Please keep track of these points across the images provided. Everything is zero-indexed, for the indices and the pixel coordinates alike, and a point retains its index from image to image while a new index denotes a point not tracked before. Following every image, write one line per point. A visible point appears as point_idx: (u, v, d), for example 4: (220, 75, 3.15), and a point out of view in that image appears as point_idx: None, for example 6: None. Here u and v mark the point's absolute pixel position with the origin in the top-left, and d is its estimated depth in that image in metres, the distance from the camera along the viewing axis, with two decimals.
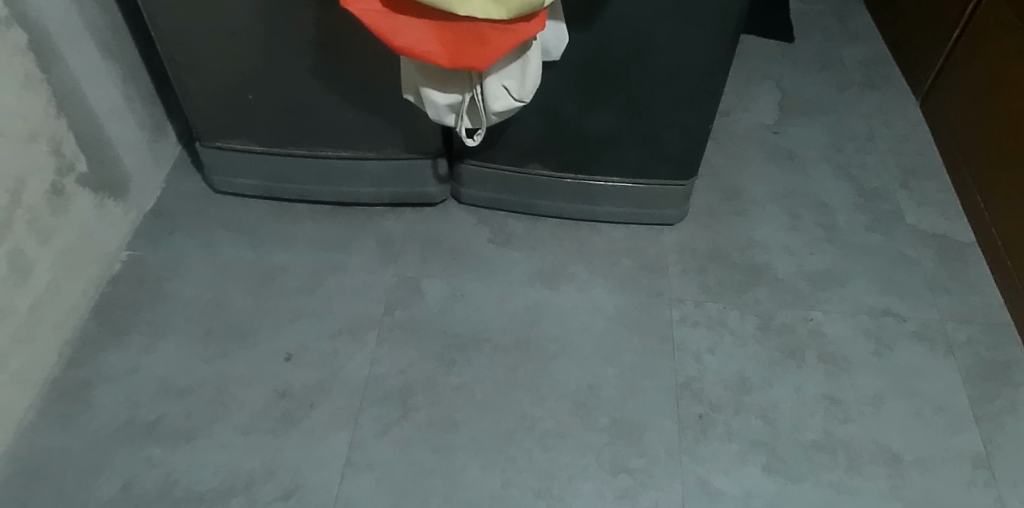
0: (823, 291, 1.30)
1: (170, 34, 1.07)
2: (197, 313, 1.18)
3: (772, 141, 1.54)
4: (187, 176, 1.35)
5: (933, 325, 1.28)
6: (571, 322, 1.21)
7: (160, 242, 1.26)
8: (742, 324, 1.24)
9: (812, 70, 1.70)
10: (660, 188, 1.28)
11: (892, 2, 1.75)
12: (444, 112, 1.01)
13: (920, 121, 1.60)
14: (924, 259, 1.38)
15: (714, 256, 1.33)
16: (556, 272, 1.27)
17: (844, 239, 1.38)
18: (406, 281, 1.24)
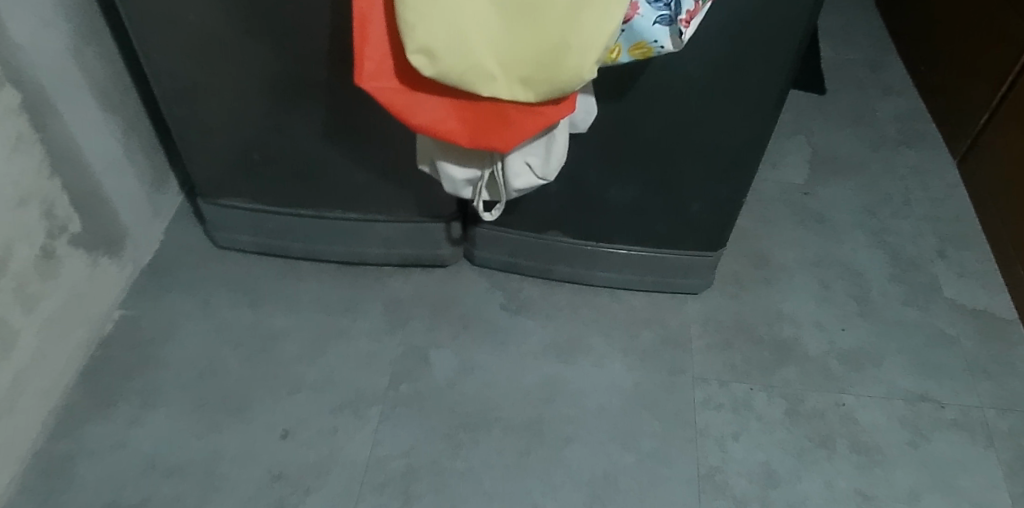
0: (856, 373, 1.22)
1: (174, 94, 1.02)
2: (192, 382, 1.11)
3: (802, 202, 1.46)
4: (188, 227, 1.29)
5: (973, 413, 1.20)
6: (587, 402, 1.14)
7: (156, 300, 1.20)
8: (769, 408, 1.16)
9: (843, 125, 1.62)
10: (685, 259, 1.20)
11: (929, 53, 1.68)
12: (461, 186, 0.96)
13: (957, 184, 1.52)
14: (963, 337, 1.29)
15: (741, 330, 1.25)
16: (572, 345, 1.20)
17: (878, 313, 1.30)
18: (413, 350, 1.17)
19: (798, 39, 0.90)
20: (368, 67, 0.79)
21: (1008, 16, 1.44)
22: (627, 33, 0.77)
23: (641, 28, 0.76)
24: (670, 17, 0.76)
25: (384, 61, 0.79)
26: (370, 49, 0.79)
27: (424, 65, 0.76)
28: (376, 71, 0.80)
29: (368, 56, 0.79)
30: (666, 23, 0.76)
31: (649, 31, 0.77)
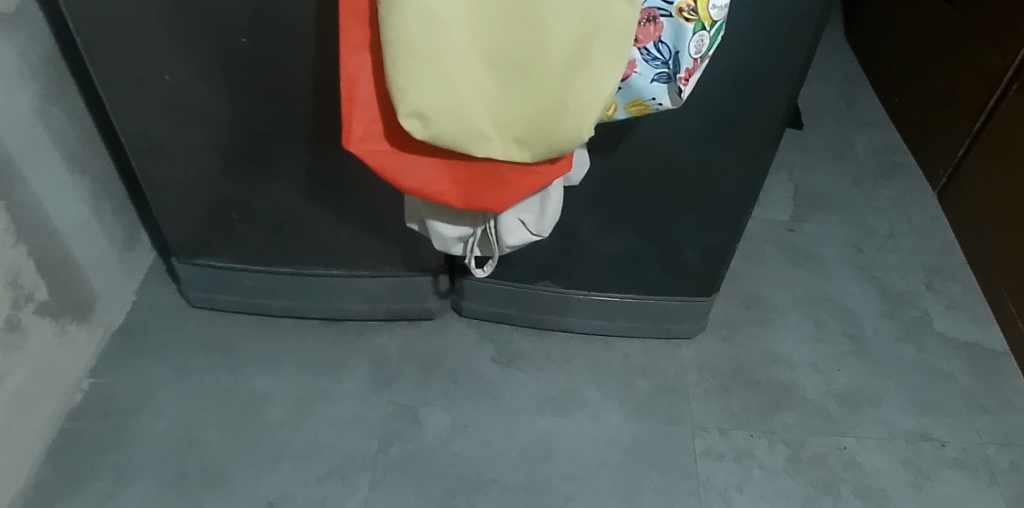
0: (854, 414, 1.20)
1: (148, 154, 0.98)
2: (169, 454, 1.05)
3: (789, 239, 1.45)
4: (162, 286, 1.24)
5: (974, 450, 1.17)
6: (585, 457, 1.10)
7: (129, 366, 1.14)
8: (771, 455, 1.14)
9: (823, 159, 1.63)
10: (679, 304, 1.18)
11: (900, 84, 1.69)
12: (451, 244, 0.95)
13: (939, 215, 1.52)
14: (958, 372, 1.27)
15: (737, 374, 1.23)
16: (566, 397, 1.16)
17: (872, 351, 1.29)
18: (402, 410, 1.12)
19: (790, 92, 0.91)
20: (355, 129, 0.79)
21: (980, 47, 1.43)
22: (624, 91, 0.80)
23: (638, 86, 0.80)
24: (668, 75, 0.79)
25: (373, 124, 0.80)
26: (359, 112, 0.79)
27: (416, 128, 0.76)
28: (364, 133, 0.80)
29: (356, 119, 0.79)
30: (664, 80, 0.79)
31: (647, 88, 0.80)
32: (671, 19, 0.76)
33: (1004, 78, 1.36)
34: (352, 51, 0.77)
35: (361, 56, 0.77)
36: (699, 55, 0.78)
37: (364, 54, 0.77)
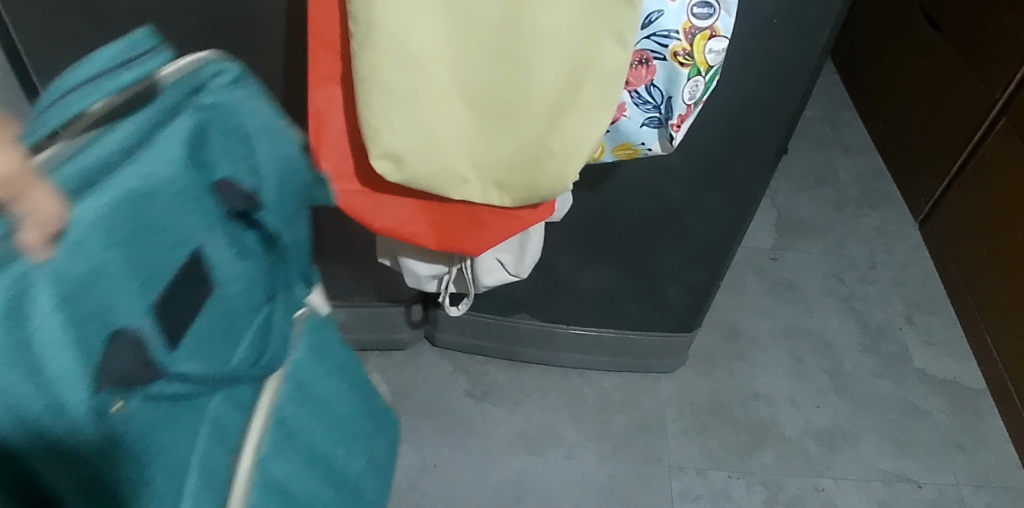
0: (833, 454, 1.17)
1: None
2: None
3: (770, 269, 1.43)
4: None
5: (951, 492, 1.14)
6: (559, 499, 1.06)
7: None
8: (749, 497, 1.11)
9: (806, 185, 1.61)
10: (659, 339, 1.15)
11: (885, 110, 1.68)
12: (426, 279, 0.91)
13: (920, 246, 1.51)
14: (937, 410, 1.24)
15: (716, 411, 1.20)
16: (542, 435, 1.13)
17: (852, 387, 1.26)
18: None
19: (781, 134, 0.88)
20: (324, 167, 0.75)
21: (969, 77, 1.41)
22: (612, 134, 0.77)
23: (627, 129, 0.76)
24: (659, 119, 0.75)
25: (343, 162, 0.75)
26: (328, 149, 0.74)
27: (389, 170, 0.71)
28: (334, 172, 0.75)
29: (326, 156, 0.74)
30: (654, 125, 0.76)
31: (636, 132, 0.77)
32: (665, 62, 0.72)
33: (992, 111, 1.34)
34: (322, 84, 0.71)
35: (331, 90, 0.71)
36: (692, 101, 0.74)
37: (335, 88, 0.71)
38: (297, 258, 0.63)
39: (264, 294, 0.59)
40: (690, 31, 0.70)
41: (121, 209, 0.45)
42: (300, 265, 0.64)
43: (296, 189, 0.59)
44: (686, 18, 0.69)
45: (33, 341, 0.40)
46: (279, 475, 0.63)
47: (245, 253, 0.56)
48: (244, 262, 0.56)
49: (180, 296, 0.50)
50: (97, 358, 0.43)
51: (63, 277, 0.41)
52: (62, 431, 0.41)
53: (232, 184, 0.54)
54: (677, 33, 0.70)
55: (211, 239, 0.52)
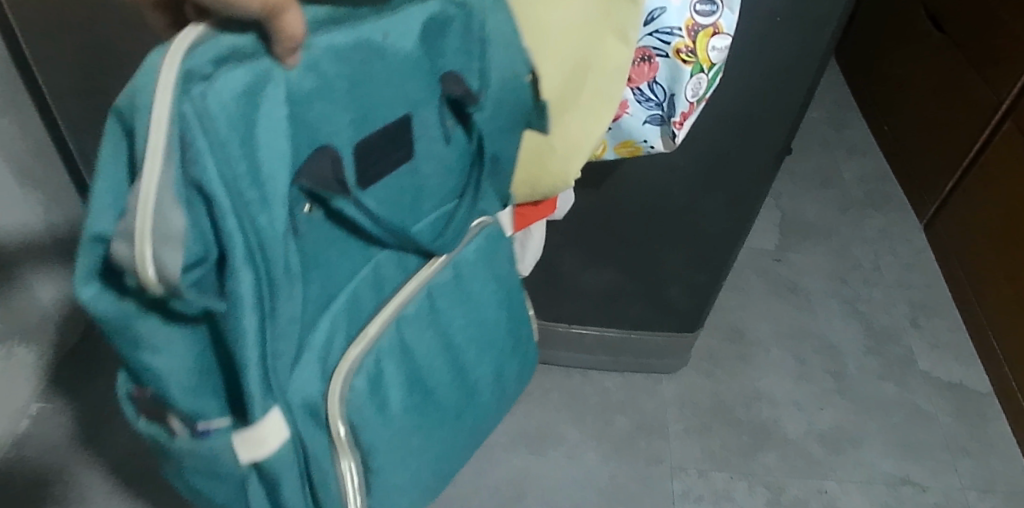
0: (836, 456, 1.17)
1: None
2: (120, 488, 1.01)
3: (774, 270, 1.43)
4: None
5: (955, 496, 1.14)
6: (559, 498, 1.06)
7: (81, 391, 1.10)
8: (751, 499, 1.10)
9: (810, 186, 1.60)
10: (661, 339, 1.15)
11: (890, 112, 1.67)
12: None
13: (925, 248, 1.50)
14: (941, 413, 1.23)
15: (718, 412, 1.19)
16: (543, 434, 1.12)
17: (855, 389, 1.26)
18: None
19: (784, 134, 0.88)
20: None
21: (974, 78, 1.40)
22: (614, 131, 0.77)
23: (629, 126, 0.76)
24: (662, 117, 0.75)
25: None
26: None
27: None
28: None
29: None
30: (657, 122, 0.75)
31: (639, 130, 0.76)
32: (668, 59, 0.71)
33: (997, 112, 1.33)
34: None
35: None
36: (695, 98, 0.73)
37: None
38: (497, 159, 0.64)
39: (465, 185, 0.61)
40: (693, 28, 0.69)
41: (365, 48, 0.46)
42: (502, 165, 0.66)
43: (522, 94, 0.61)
44: (690, 15, 0.69)
45: (257, 131, 0.41)
46: (421, 362, 0.62)
47: (455, 140, 0.58)
48: (451, 146, 0.58)
49: (391, 149, 0.52)
50: (310, 167, 0.45)
51: (307, 87, 0.43)
52: (263, 204, 0.43)
53: (460, 79, 0.54)
54: (679, 29, 0.69)
55: (430, 113, 0.53)
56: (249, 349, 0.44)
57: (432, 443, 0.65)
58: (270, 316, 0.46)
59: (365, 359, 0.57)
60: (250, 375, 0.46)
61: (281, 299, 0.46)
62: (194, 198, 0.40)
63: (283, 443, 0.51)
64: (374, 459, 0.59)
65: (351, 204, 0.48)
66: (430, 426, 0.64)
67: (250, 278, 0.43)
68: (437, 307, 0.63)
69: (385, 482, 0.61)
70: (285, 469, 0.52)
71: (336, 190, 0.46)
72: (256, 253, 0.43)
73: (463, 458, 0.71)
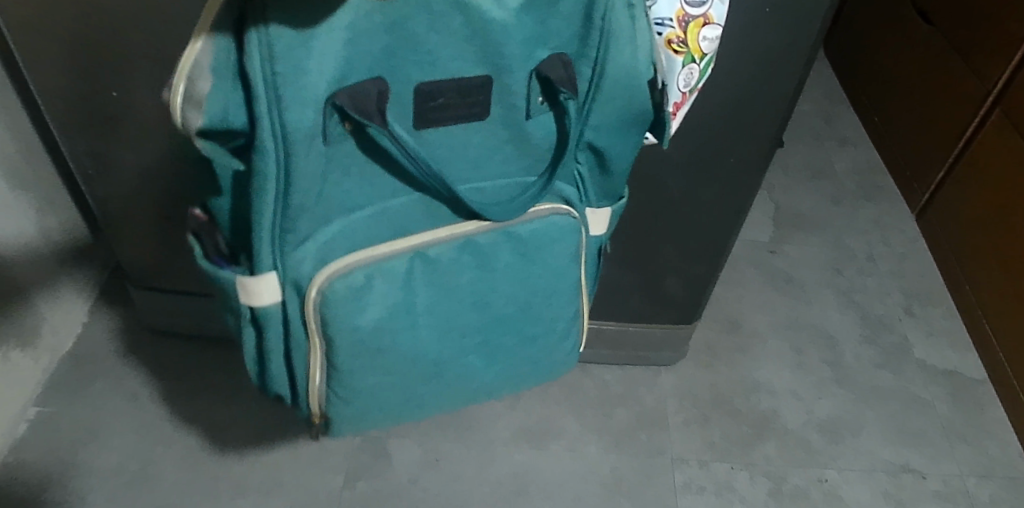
0: (836, 445, 1.17)
1: (98, 175, 0.92)
2: (120, 490, 1.00)
3: (769, 262, 1.43)
4: (116, 309, 1.19)
5: (954, 482, 1.14)
6: (561, 492, 1.06)
7: (78, 393, 1.09)
8: (752, 488, 1.10)
9: (802, 179, 1.61)
10: (659, 332, 1.15)
11: (880, 104, 1.68)
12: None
13: (918, 237, 1.51)
14: (938, 401, 1.24)
15: (717, 403, 1.19)
16: (543, 428, 1.12)
17: (853, 378, 1.26)
18: (370, 442, 1.08)
19: (777, 123, 0.88)
20: None
21: (962, 69, 1.41)
22: None
23: None
24: None
25: None
26: None
27: None
28: None
29: None
30: None
31: None
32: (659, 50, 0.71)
33: (986, 102, 1.34)
34: None
35: None
36: (687, 88, 0.75)
37: None
38: (596, 151, 0.70)
39: (547, 166, 0.67)
40: (683, 19, 0.70)
41: (447, 5, 0.55)
42: (601, 159, 0.71)
43: (629, 97, 0.66)
44: (680, 6, 0.69)
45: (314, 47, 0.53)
46: (419, 304, 0.67)
47: (540, 120, 0.64)
48: (533, 124, 0.64)
49: (461, 103, 0.61)
50: (353, 92, 0.56)
51: (364, 24, 0.54)
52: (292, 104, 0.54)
53: (566, 67, 0.61)
54: (670, 21, 0.70)
55: (515, 88, 0.61)
56: (261, 210, 0.58)
57: (405, 378, 0.71)
58: (288, 193, 0.58)
59: (355, 274, 0.63)
60: (260, 233, 0.60)
61: (295, 183, 0.58)
62: (242, 79, 0.54)
63: (276, 300, 0.64)
64: (340, 362, 0.67)
65: (383, 134, 0.57)
66: (409, 360, 0.70)
67: (272, 156, 0.56)
68: (458, 261, 0.67)
69: (348, 386, 0.69)
70: (271, 319, 0.65)
71: (365, 115, 0.55)
72: (278, 137, 0.55)
73: (438, 406, 0.76)
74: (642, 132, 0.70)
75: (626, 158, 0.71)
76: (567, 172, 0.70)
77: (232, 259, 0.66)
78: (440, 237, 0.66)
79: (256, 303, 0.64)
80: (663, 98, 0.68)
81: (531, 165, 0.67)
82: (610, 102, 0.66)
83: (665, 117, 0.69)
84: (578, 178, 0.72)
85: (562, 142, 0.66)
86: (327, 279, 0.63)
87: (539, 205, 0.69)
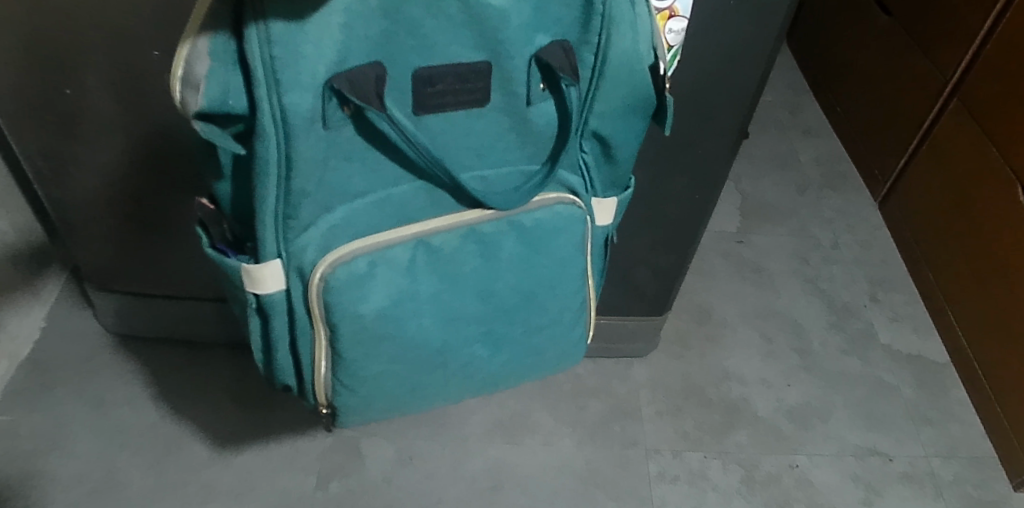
0: (805, 431, 1.18)
1: (51, 173, 0.89)
2: (84, 498, 0.98)
3: (736, 252, 1.45)
4: (75, 312, 1.16)
5: (921, 464, 1.16)
6: (536, 485, 1.06)
7: (38, 400, 1.06)
8: (725, 476, 1.11)
9: (767, 169, 1.63)
10: (631, 324, 1.15)
11: (841, 94, 1.71)
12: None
13: (881, 225, 1.54)
14: (904, 385, 1.26)
15: (689, 393, 1.20)
16: (517, 423, 1.12)
17: (820, 365, 1.28)
18: (343, 442, 1.07)
19: (744, 114, 0.88)
20: None
21: (920, 60, 1.43)
22: None
23: None
24: None
25: None
26: None
27: None
28: None
29: None
30: None
31: None
32: None
33: (943, 91, 1.37)
34: None
35: None
36: None
37: None
38: (602, 139, 0.69)
39: (550, 155, 0.67)
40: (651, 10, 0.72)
41: None
42: (607, 147, 0.70)
43: (632, 82, 0.65)
44: None
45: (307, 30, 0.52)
46: (424, 292, 0.66)
47: (542, 107, 0.64)
48: (535, 111, 0.63)
49: (462, 88, 0.60)
50: (349, 74, 0.55)
51: (359, 10, 0.54)
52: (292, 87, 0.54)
53: (565, 52, 0.60)
54: None
55: (517, 72, 0.60)
56: (263, 190, 0.58)
57: (412, 367, 0.70)
58: (289, 178, 0.58)
59: (355, 261, 0.62)
60: (263, 214, 0.60)
61: (296, 167, 0.58)
62: (241, 64, 0.54)
63: (280, 287, 0.64)
64: (345, 350, 0.66)
65: (382, 118, 0.56)
66: (411, 350, 0.68)
67: (273, 140, 0.56)
68: (462, 249, 0.66)
69: (352, 374, 0.68)
70: (277, 306, 0.65)
71: (364, 99, 0.55)
72: (279, 120, 0.55)
73: (445, 397, 0.75)
74: (646, 118, 0.69)
75: (631, 144, 0.71)
76: (571, 160, 0.69)
77: (239, 246, 0.66)
78: (445, 224, 0.65)
79: (261, 290, 0.64)
80: (664, 82, 0.68)
81: (536, 152, 0.66)
82: (613, 89, 0.65)
83: (668, 103, 0.68)
84: (585, 166, 0.70)
85: (563, 129, 0.65)
86: (328, 264, 0.62)
87: (544, 194, 0.68)
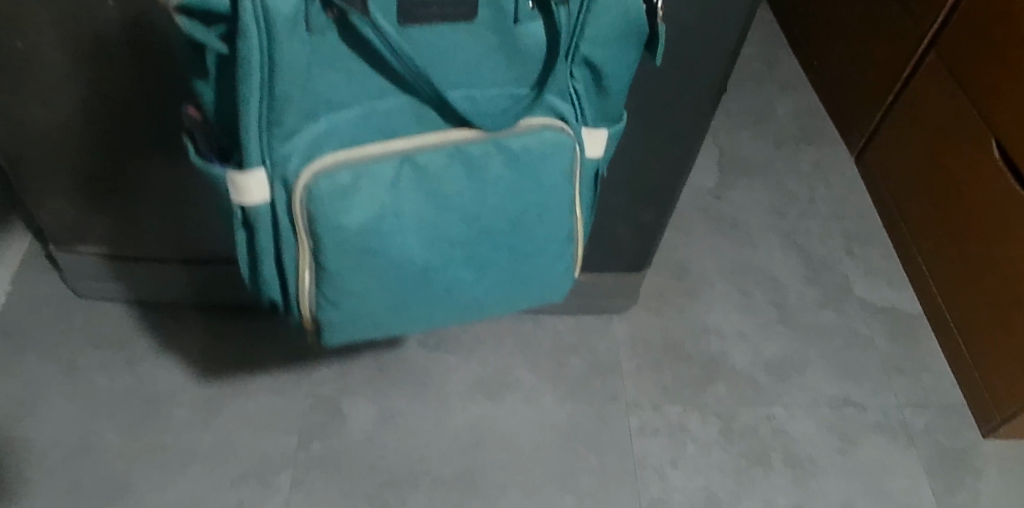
0: (782, 383, 1.20)
1: (7, 130, 0.85)
2: (61, 464, 0.97)
3: (714, 207, 1.45)
4: (42, 276, 1.13)
5: (894, 413, 1.19)
6: (518, 442, 1.07)
7: (8, 366, 1.04)
8: (704, 428, 1.13)
9: (744, 124, 1.62)
10: (611, 280, 1.15)
11: (819, 48, 1.70)
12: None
13: (857, 179, 1.54)
14: (878, 336, 1.28)
15: (668, 347, 1.21)
16: (498, 380, 1.12)
17: (797, 318, 1.29)
18: (324, 402, 1.06)
19: (725, 67, 0.87)
20: None
21: (898, 14, 1.42)
22: None
23: None
24: None
25: None
26: None
27: None
28: None
29: None
30: None
31: None
32: None
33: (920, 45, 1.36)
34: None
35: None
36: None
37: None
38: (593, 68, 0.69)
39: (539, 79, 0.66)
40: None
41: None
42: (599, 78, 0.70)
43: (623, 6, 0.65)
44: None
45: None
46: (409, 212, 0.66)
47: (530, 27, 0.64)
48: (522, 30, 0.63)
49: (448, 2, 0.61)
50: None
51: None
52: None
53: None
54: None
55: None
56: (247, 95, 0.59)
57: (393, 290, 0.69)
58: (272, 82, 0.59)
59: (340, 173, 0.62)
60: (247, 122, 0.60)
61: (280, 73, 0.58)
62: None
63: (265, 199, 0.65)
64: (328, 264, 0.66)
65: (365, 23, 0.57)
66: (395, 269, 0.68)
67: (257, 41, 0.56)
68: (449, 170, 0.66)
69: (334, 289, 0.68)
70: (262, 218, 0.66)
71: (345, 0, 0.56)
72: (261, 21, 0.55)
73: (423, 322, 0.74)
74: (638, 49, 0.69)
75: (623, 77, 0.71)
76: (561, 86, 0.68)
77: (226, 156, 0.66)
78: (432, 141, 0.65)
79: (246, 195, 0.64)
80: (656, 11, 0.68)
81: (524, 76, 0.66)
82: (603, 14, 0.66)
83: (660, 33, 0.68)
84: (574, 97, 0.71)
85: (551, 51, 0.65)
86: (310, 174, 0.62)
87: (532, 118, 0.68)
